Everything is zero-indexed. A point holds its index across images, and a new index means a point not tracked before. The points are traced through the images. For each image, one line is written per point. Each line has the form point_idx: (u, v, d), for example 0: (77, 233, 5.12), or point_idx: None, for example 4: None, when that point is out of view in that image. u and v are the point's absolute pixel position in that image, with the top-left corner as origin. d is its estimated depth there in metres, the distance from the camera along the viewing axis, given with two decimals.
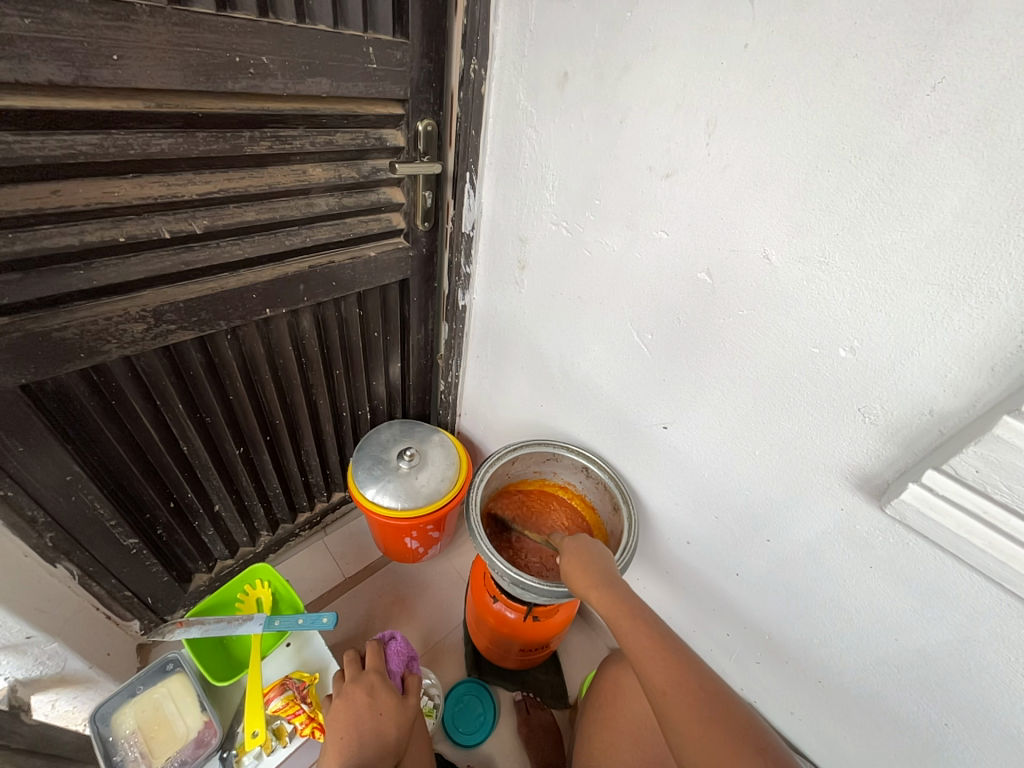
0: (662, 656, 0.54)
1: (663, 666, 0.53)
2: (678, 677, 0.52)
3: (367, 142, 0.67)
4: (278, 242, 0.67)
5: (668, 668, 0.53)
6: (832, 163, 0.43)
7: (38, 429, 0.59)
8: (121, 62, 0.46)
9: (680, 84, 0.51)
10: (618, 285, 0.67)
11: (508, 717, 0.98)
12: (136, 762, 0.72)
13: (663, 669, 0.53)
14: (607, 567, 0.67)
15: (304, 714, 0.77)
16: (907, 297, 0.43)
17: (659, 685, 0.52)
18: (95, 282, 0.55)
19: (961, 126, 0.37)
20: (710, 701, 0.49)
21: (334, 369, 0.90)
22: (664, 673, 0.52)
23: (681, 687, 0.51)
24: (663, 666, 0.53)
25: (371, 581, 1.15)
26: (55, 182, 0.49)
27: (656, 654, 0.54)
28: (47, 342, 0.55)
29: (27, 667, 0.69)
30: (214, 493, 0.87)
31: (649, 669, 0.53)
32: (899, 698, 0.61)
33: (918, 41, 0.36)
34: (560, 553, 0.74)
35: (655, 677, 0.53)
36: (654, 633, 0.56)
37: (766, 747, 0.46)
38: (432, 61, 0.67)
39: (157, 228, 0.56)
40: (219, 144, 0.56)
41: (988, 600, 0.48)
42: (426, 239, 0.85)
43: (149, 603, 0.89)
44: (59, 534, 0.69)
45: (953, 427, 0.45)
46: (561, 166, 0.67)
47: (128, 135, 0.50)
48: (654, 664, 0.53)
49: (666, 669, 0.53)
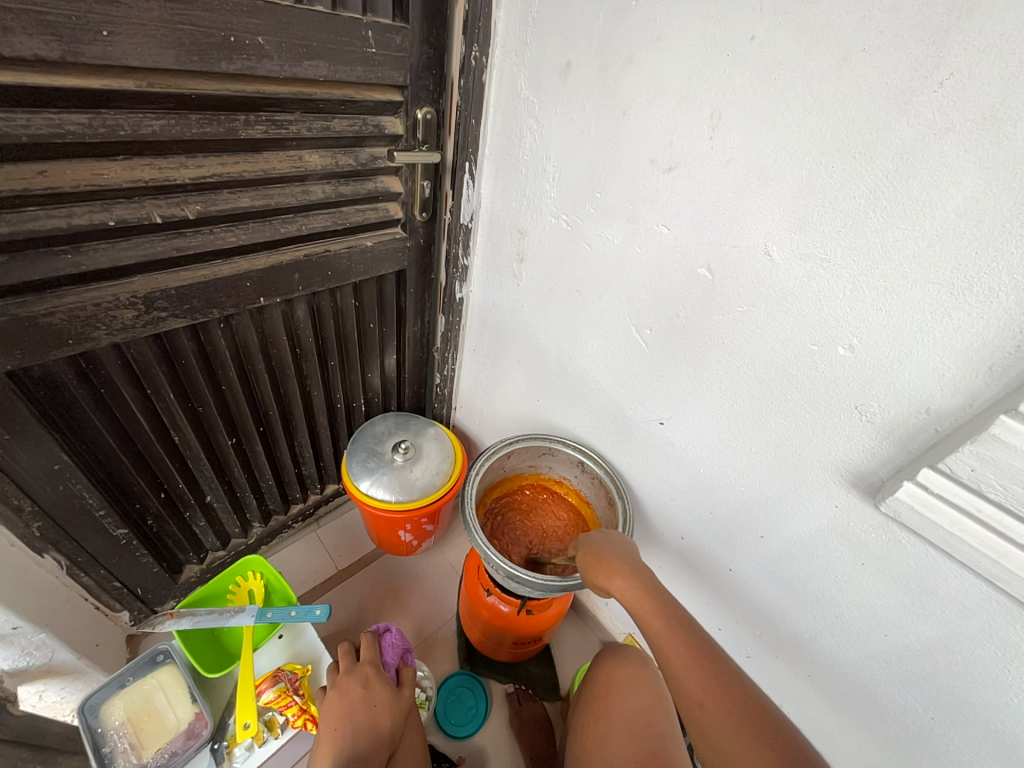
0: (698, 667, 0.54)
1: (701, 678, 0.54)
2: (718, 692, 0.53)
3: (364, 128, 0.66)
4: (272, 230, 0.66)
5: (707, 683, 0.53)
6: (837, 159, 0.43)
7: (25, 417, 0.58)
8: (111, 38, 0.45)
9: (685, 76, 0.50)
10: (618, 280, 0.67)
11: (500, 709, 0.99)
12: (125, 753, 0.72)
13: (702, 682, 0.53)
14: (635, 560, 0.67)
15: (297, 706, 0.77)
16: (907, 296, 0.43)
17: (697, 699, 0.53)
18: (83, 266, 0.53)
19: (967, 124, 0.36)
20: (755, 721, 0.50)
21: (329, 361, 0.89)
22: (701, 686, 0.53)
23: (722, 704, 0.52)
24: (701, 678, 0.54)
25: (365, 574, 1.15)
26: (41, 162, 0.47)
27: (692, 665, 0.55)
28: (33, 328, 0.53)
29: (14, 658, 0.68)
30: (206, 484, 0.86)
31: (685, 679, 0.54)
32: (885, 691, 0.62)
33: (927, 36, 0.36)
34: (584, 546, 0.72)
35: (692, 690, 0.54)
36: (690, 642, 0.56)
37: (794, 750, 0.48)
38: (432, 47, 0.66)
39: (149, 213, 0.55)
40: (212, 127, 0.54)
41: (978, 597, 0.48)
42: (423, 230, 0.84)
43: (139, 595, 0.88)
44: (47, 525, 0.67)
45: (949, 426, 0.45)
46: (562, 157, 0.66)
47: (118, 115, 0.49)
48: (690, 675, 0.54)
49: (705, 682, 0.53)
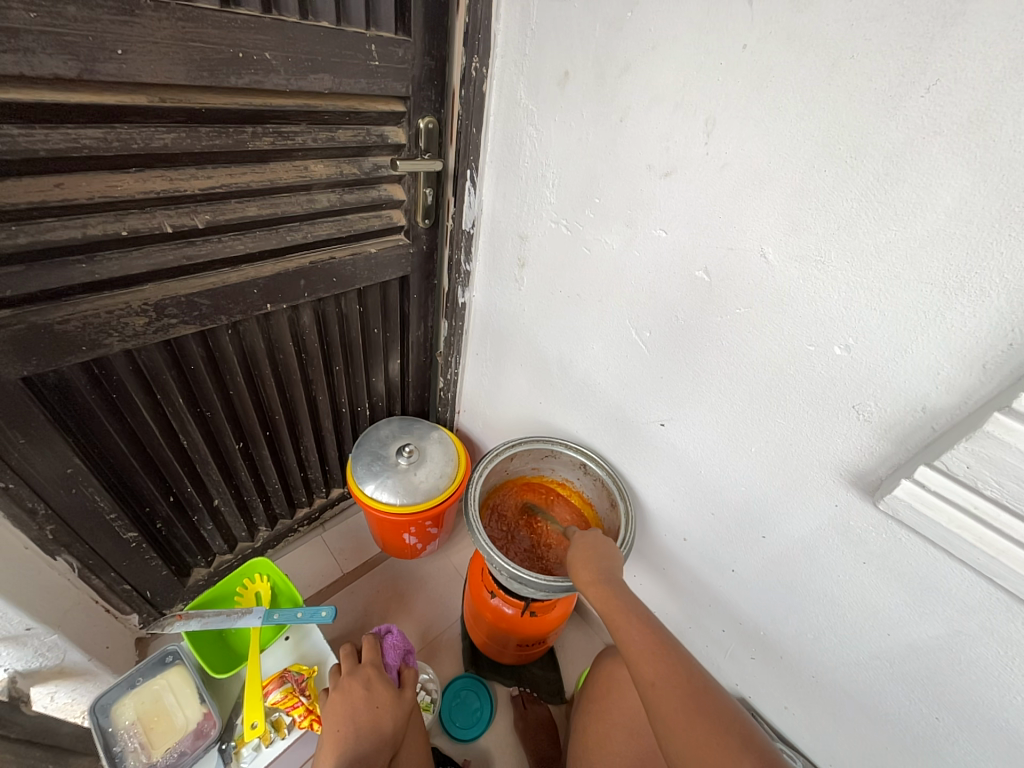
0: (650, 650, 0.55)
1: (651, 659, 0.54)
2: (666, 671, 0.52)
3: (368, 138, 0.68)
4: (279, 238, 0.68)
5: (657, 662, 0.54)
6: (828, 164, 0.44)
7: (38, 420, 0.59)
8: (125, 57, 0.47)
9: (680, 84, 0.52)
10: (617, 283, 0.68)
11: (505, 713, 0.99)
12: (135, 753, 0.73)
13: (652, 660, 0.54)
14: (613, 568, 0.69)
15: (303, 706, 0.78)
16: (900, 295, 0.44)
17: (648, 678, 0.53)
18: (96, 275, 0.55)
19: (954, 128, 0.37)
20: (702, 698, 0.50)
21: (333, 366, 0.91)
22: (652, 665, 0.53)
23: (670, 681, 0.51)
24: (651, 659, 0.54)
25: (370, 577, 1.16)
26: (58, 174, 0.49)
27: (645, 648, 0.55)
28: (48, 335, 0.55)
29: (27, 659, 0.69)
30: (213, 488, 0.87)
31: (638, 661, 0.55)
32: (889, 692, 0.62)
33: (913, 43, 0.37)
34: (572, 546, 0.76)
35: (644, 669, 0.53)
36: (646, 630, 0.57)
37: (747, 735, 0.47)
38: (434, 59, 0.67)
39: (160, 222, 0.57)
40: (221, 139, 0.56)
41: (980, 594, 0.49)
42: (426, 236, 0.86)
43: (148, 597, 0.89)
44: (59, 527, 0.69)
45: (945, 424, 0.45)
46: (561, 164, 0.68)
47: (131, 130, 0.51)
48: (642, 657, 0.55)
49: (656, 662, 0.54)
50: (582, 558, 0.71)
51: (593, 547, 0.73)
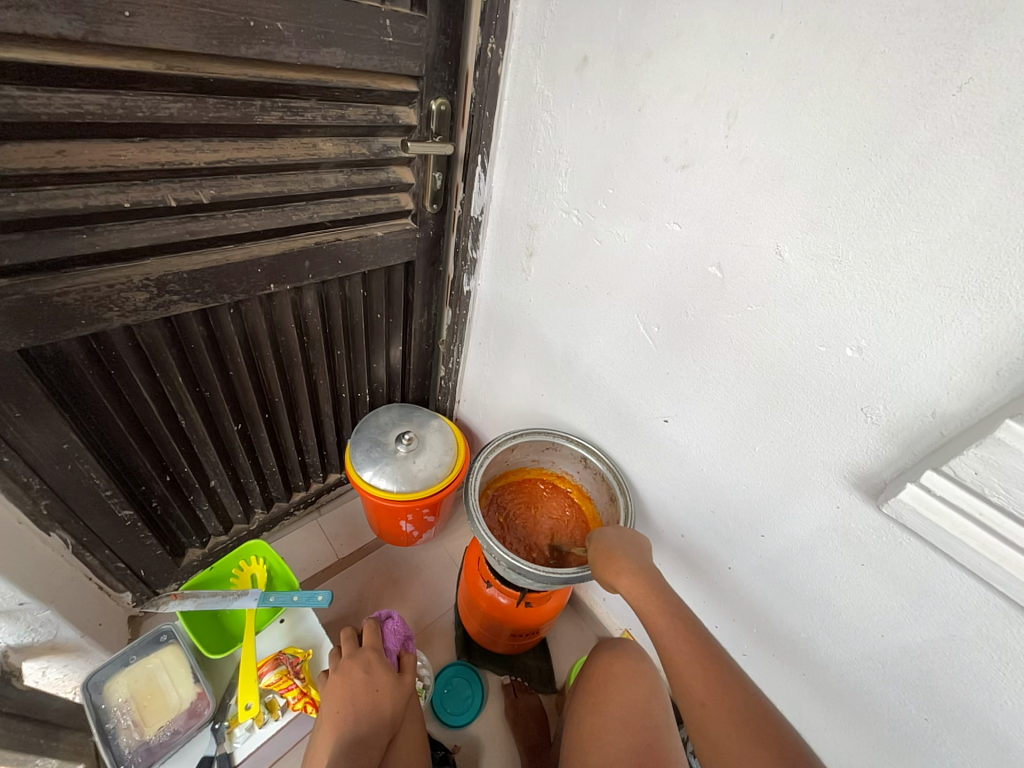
0: (701, 669, 0.56)
1: (702, 678, 0.56)
2: (719, 692, 0.55)
3: (379, 118, 0.66)
4: (284, 217, 0.66)
5: (709, 683, 0.55)
6: (852, 161, 0.43)
7: (35, 394, 0.58)
8: (133, 19, 0.45)
9: (702, 74, 0.51)
10: (626, 276, 0.67)
11: (496, 700, 1.00)
12: (128, 730, 0.73)
13: (703, 681, 0.56)
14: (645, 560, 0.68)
15: (298, 689, 0.78)
16: (917, 298, 0.43)
17: (699, 697, 0.55)
18: (97, 246, 0.54)
19: (985, 129, 0.36)
20: (754, 721, 0.52)
21: (335, 350, 0.90)
22: (703, 686, 0.55)
23: (723, 703, 0.54)
24: (703, 679, 0.56)
25: (364, 563, 1.16)
26: (60, 141, 0.48)
27: (697, 666, 0.57)
28: (47, 307, 0.54)
29: (19, 634, 0.68)
30: (210, 469, 0.87)
31: (688, 679, 0.56)
32: (879, 691, 0.63)
33: (949, 39, 0.36)
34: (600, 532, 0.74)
35: (694, 689, 0.55)
36: (698, 647, 0.58)
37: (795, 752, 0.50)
38: (449, 38, 0.66)
39: (163, 196, 0.55)
40: (229, 112, 0.55)
41: (977, 600, 0.49)
42: (433, 221, 0.84)
43: (142, 576, 0.89)
44: (54, 502, 0.68)
45: (954, 429, 0.45)
46: (575, 153, 0.67)
47: (136, 97, 0.49)
48: (693, 675, 0.56)
49: (707, 682, 0.55)
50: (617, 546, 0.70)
51: (621, 538, 0.72)
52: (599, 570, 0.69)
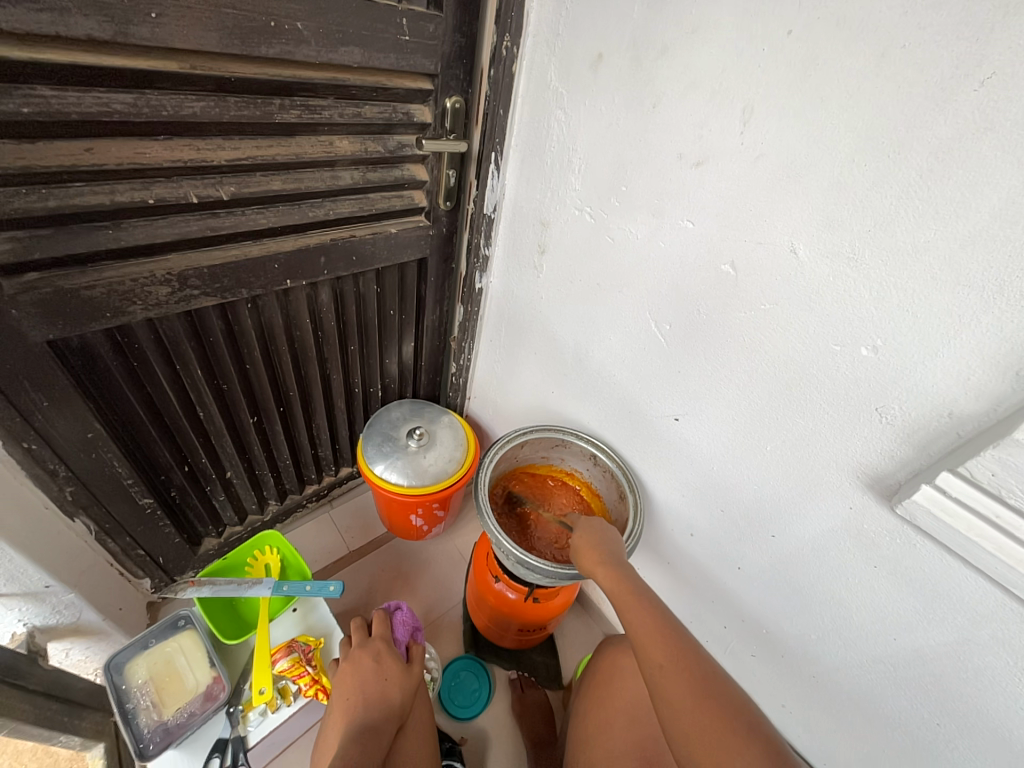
0: (661, 633, 0.55)
1: (660, 643, 0.55)
2: (676, 657, 0.53)
3: (395, 116, 0.67)
4: (301, 214, 0.67)
5: (666, 646, 0.54)
6: (869, 158, 0.43)
7: (62, 385, 0.60)
8: (159, 21, 0.46)
9: (718, 70, 0.50)
10: (639, 273, 0.67)
11: (503, 695, 1.00)
12: (147, 710, 0.75)
13: (661, 645, 0.54)
14: (616, 551, 0.69)
15: (309, 677, 0.79)
16: (935, 297, 0.43)
17: (657, 659, 0.53)
18: (122, 241, 0.55)
19: (1008, 125, 0.36)
20: (711, 684, 0.50)
21: (349, 345, 0.91)
22: (661, 649, 0.54)
23: (679, 666, 0.52)
24: (661, 643, 0.55)
25: (375, 555, 1.17)
26: (88, 139, 0.49)
27: (656, 631, 0.56)
28: (75, 300, 0.55)
29: (44, 615, 0.71)
30: (226, 460, 0.89)
31: (646, 642, 0.55)
32: (891, 696, 0.62)
33: (971, 33, 0.36)
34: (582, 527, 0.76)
35: (652, 652, 0.54)
36: (658, 616, 0.57)
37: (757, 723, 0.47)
38: (464, 36, 0.66)
39: (186, 192, 0.57)
40: (250, 110, 0.56)
41: (992, 603, 0.48)
42: (447, 219, 0.85)
43: (160, 563, 0.91)
44: (78, 489, 0.70)
45: (972, 431, 0.45)
46: (588, 150, 0.67)
47: (161, 96, 0.50)
48: (651, 638, 0.55)
49: (665, 646, 0.54)
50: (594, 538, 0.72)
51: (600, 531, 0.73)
52: (581, 561, 0.70)
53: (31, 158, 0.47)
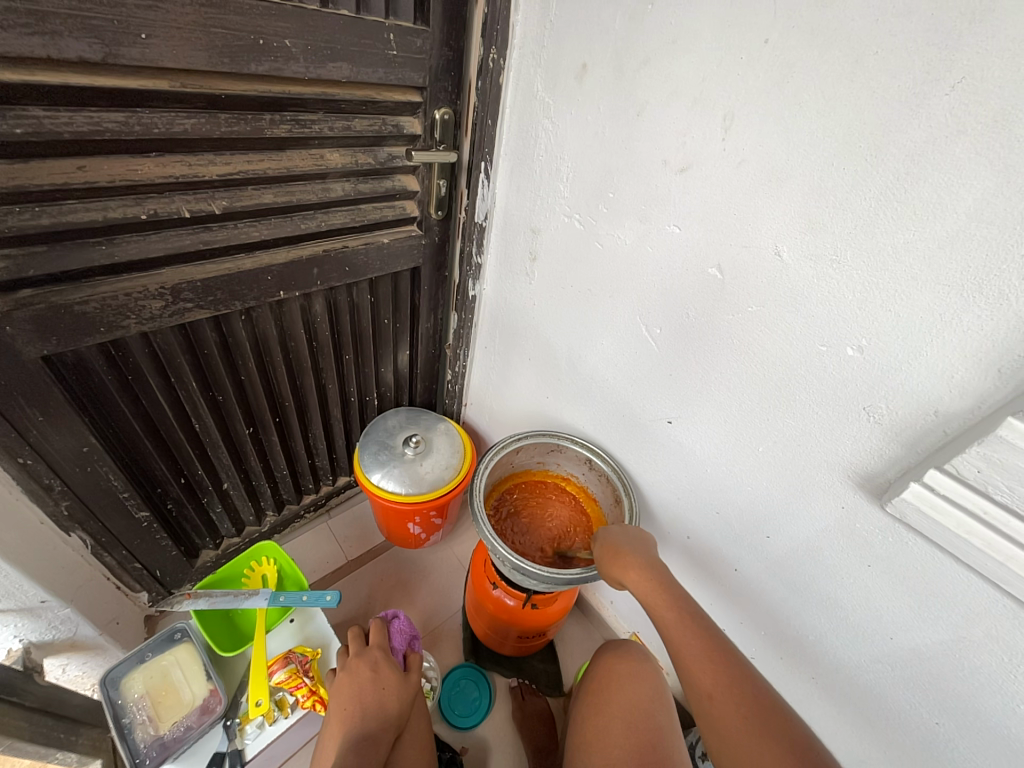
0: (709, 659, 0.56)
1: (710, 672, 0.55)
2: (726, 685, 0.54)
3: (384, 128, 0.68)
4: (294, 226, 0.68)
5: (717, 676, 0.55)
6: (848, 163, 0.44)
7: (58, 400, 0.61)
8: (149, 41, 0.47)
9: (699, 78, 0.51)
10: (629, 279, 0.68)
11: (503, 703, 1.00)
12: (144, 725, 0.75)
13: (711, 674, 0.55)
14: (645, 553, 0.68)
15: (307, 687, 0.80)
16: (917, 297, 0.43)
17: (707, 690, 0.55)
18: (116, 257, 0.56)
19: (978, 127, 0.37)
20: (763, 714, 0.52)
21: (344, 355, 0.92)
22: (711, 677, 0.55)
23: (730, 697, 0.53)
24: (711, 671, 0.55)
25: (374, 564, 1.17)
26: (81, 157, 0.50)
27: (704, 658, 0.56)
28: (69, 315, 0.56)
29: (41, 631, 0.70)
30: (223, 471, 0.89)
31: (695, 670, 0.56)
32: (890, 696, 0.62)
33: (939, 39, 0.36)
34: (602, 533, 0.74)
35: (702, 681, 0.55)
36: (703, 638, 0.58)
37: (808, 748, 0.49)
38: (452, 50, 0.67)
39: (178, 207, 0.57)
40: (240, 126, 0.57)
41: (985, 601, 0.48)
42: (438, 228, 0.86)
43: (157, 576, 0.91)
44: (74, 503, 0.70)
45: (957, 428, 0.45)
46: (576, 158, 0.68)
47: (152, 114, 0.51)
48: (700, 667, 0.56)
49: (715, 675, 0.55)
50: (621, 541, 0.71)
51: (612, 538, 0.72)
52: (607, 567, 0.69)
53: (23, 177, 0.47)
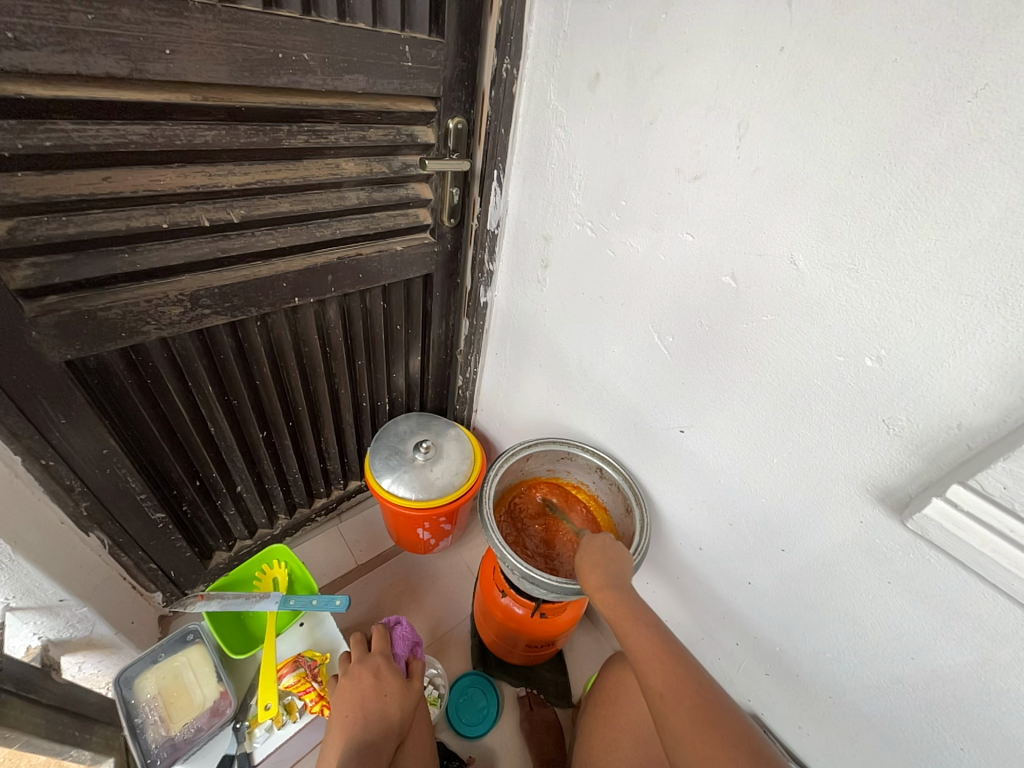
0: (659, 659, 0.54)
1: (659, 670, 0.53)
2: (674, 683, 0.51)
3: (399, 138, 0.69)
4: (308, 234, 0.69)
5: (665, 674, 0.52)
6: (866, 171, 0.43)
7: (79, 404, 0.62)
8: (173, 56, 0.49)
9: (713, 86, 0.51)
10: (640, 285, 0.67)
11: (511, 713, 0.99)
12: (156, 725, 0.75)
13: (660, 671, 0.53)
14: (620, 573, 0.68)
15: (315, 692, 0.80)
16: (938, 307, 0.42)
17: (657, 689, 0.51)
18: (138, 265, 0.58)
19: (1003, 135, 0.36)
20: (707, 708, 0.49)
21: (356, 360, 0.92)
22: (660, 675, 0.52)
23: (678, 693, 0.50)
24: (661, 670, 0.53)
25: (383, 569, 1.17)
26: (107, 168, 0.52)
27: (654, 657, 0.54)
28: (92, 321, 0.57)
29: (59, 629, 0.72)
30: (236, 474, 0.90)
31: (648, 670, 0.53)
32: (912, 718, 0.59)
33: (961, 46, 0.36)
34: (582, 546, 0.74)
35: (653, 679, 0.52)
36: (655, 637, 0.56)
37: (761, 752, 0.45)
38: (466, 60, 0.68)
39: (198, 216, 0.59)
40: (259, 137, 0.58)
41: (1012, 621, 0.46)
42: (451, 235, 0.87)
43: (171, 577, 0.93)
44: (93, 503, 0.72)
45: (982, 442, 0.44)
46: (588, 166, 0.68)
47: (175, 126, 0.53)
48: (651, 665, 0.54)
49: (664, 672, 0.53)
50: (592, 561, 0.70)
51: (597, 551, 0.72)
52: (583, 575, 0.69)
53: (52, 188, 0.49)
